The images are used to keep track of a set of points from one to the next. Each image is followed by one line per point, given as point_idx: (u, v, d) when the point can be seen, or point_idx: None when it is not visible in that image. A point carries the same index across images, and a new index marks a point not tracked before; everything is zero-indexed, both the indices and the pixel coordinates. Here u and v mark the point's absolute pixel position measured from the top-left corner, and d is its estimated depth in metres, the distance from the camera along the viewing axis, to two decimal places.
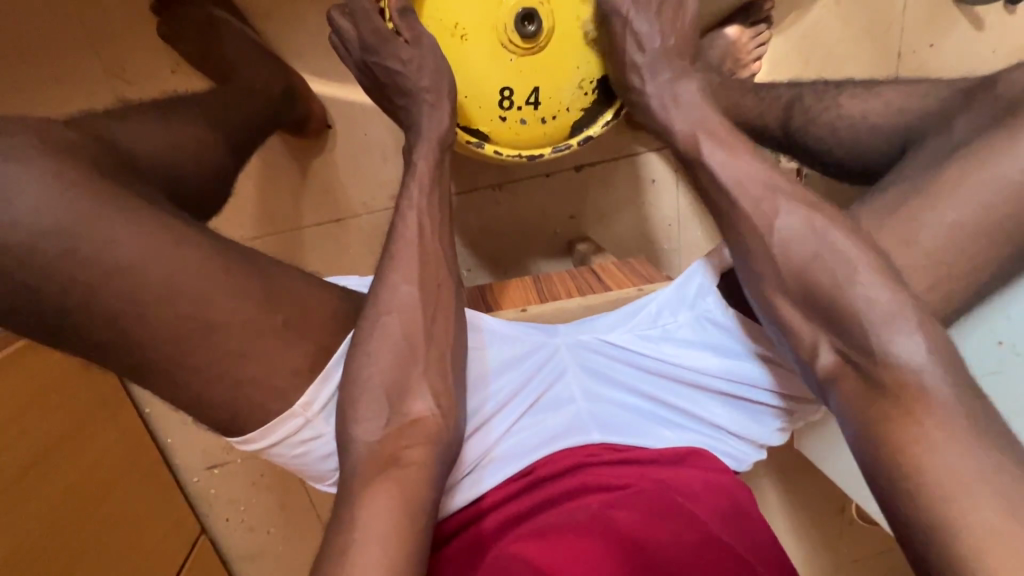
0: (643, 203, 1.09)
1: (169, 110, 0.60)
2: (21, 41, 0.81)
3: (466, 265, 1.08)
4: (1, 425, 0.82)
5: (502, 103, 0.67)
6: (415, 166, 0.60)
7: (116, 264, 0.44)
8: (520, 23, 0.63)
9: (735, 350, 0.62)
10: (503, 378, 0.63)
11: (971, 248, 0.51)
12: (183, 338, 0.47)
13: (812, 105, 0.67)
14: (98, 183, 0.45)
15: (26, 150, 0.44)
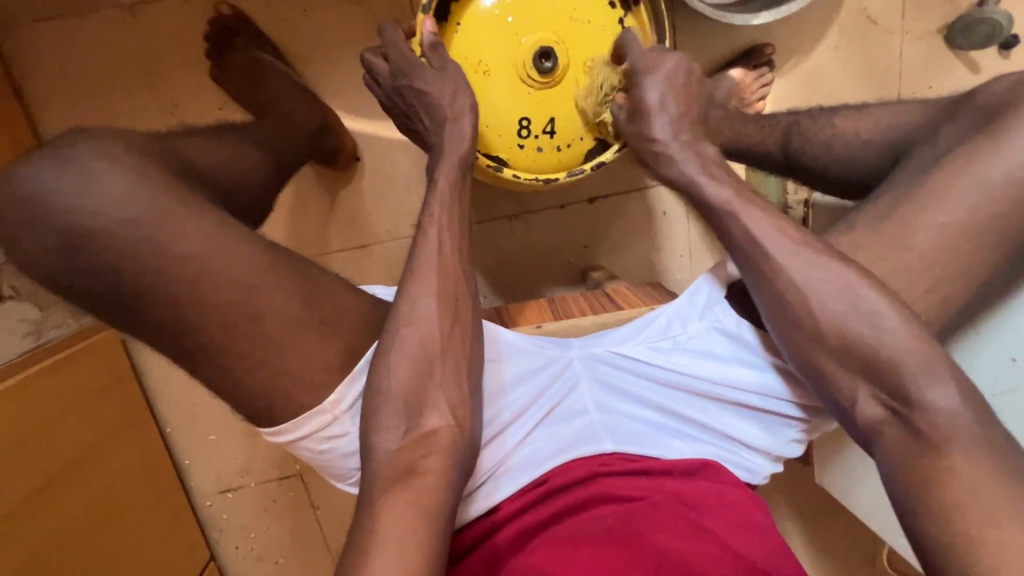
0: (655, 233, 1.13)
1: (219, 135, 0.66)
2: (89, 83, 0.92)
3: (483, 290, 1.12)
4: (39, 429, 0.85)
5: (521, 132, 0.73)
6: (437, 185, 0.63)
7: (171, 260, 0.49)
8: (537, 60, 0.69)
9: (742, 359, 0.63)
10: (518, 388, 0.65)
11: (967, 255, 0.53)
12: (226, 332, 0.51)
13: (810, 127, 0.70)
14: (159, 188, 0.50)
15: (99, 157, 0.49)
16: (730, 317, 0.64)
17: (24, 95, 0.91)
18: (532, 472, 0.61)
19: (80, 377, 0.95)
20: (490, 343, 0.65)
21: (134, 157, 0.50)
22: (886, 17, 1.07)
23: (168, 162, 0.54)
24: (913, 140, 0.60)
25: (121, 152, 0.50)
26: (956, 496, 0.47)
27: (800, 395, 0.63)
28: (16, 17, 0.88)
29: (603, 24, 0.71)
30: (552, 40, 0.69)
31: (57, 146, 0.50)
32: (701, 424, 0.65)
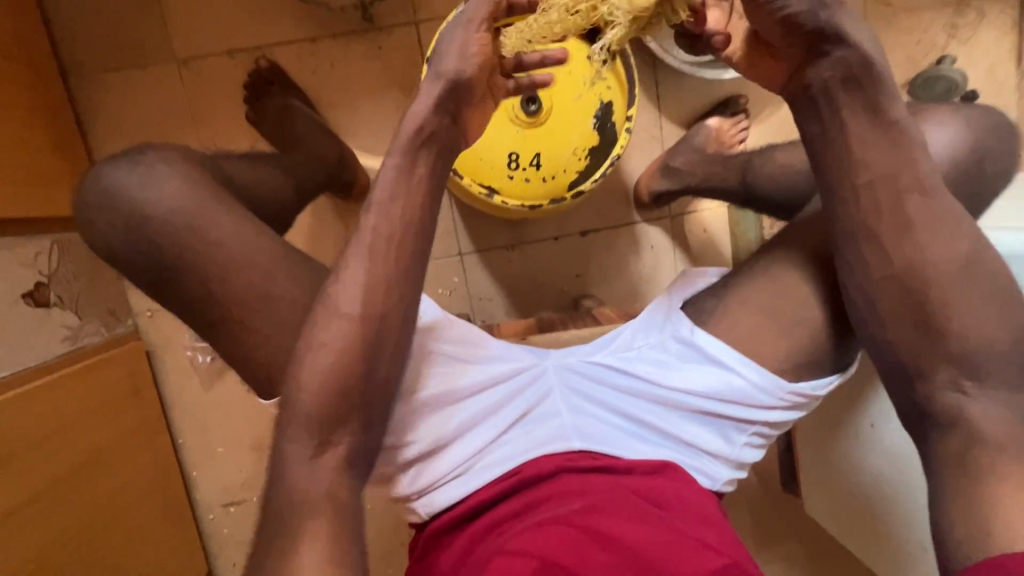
0: (643, 266, 1.21)
1: (257, 157, 0.78)
2: (142, 123, 1.06)
3: (482, 316, 1.20)
4: (64, 427, 0.92)
5: (510, 164, 0.83)
6: (380, 173, 0.61)
7: (206, 254, 0.59)
8: (524, 104, 0.80)
9: (700, 368, 0.71)
10: (480, 382, 0.70)
11: (901, 269, 0.59)
12: (246, 317, 0.60)
13: (758, 163, 0.88)
14: (197, 197, 0.60)
15: (152, 171, 0.60)
16: (684, 324, 0.72)
17: (88, 131, 1.06)
18: (488, 456, 0.69)
19: (104, 381, 1.03)
20: (467, 344, 0.72)
21: (181, 172, 0.61)
22: None
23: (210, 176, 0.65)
24: None
25: (172, 167, 0.61)
26: (995, 490, 0.54)
27: (751, 402, 0.70)
28: (87, 67, 1.04)
29: (584, 75, 0.80)
30: (537, 87, 0.80)
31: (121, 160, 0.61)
32: (661, 431, 0.71)
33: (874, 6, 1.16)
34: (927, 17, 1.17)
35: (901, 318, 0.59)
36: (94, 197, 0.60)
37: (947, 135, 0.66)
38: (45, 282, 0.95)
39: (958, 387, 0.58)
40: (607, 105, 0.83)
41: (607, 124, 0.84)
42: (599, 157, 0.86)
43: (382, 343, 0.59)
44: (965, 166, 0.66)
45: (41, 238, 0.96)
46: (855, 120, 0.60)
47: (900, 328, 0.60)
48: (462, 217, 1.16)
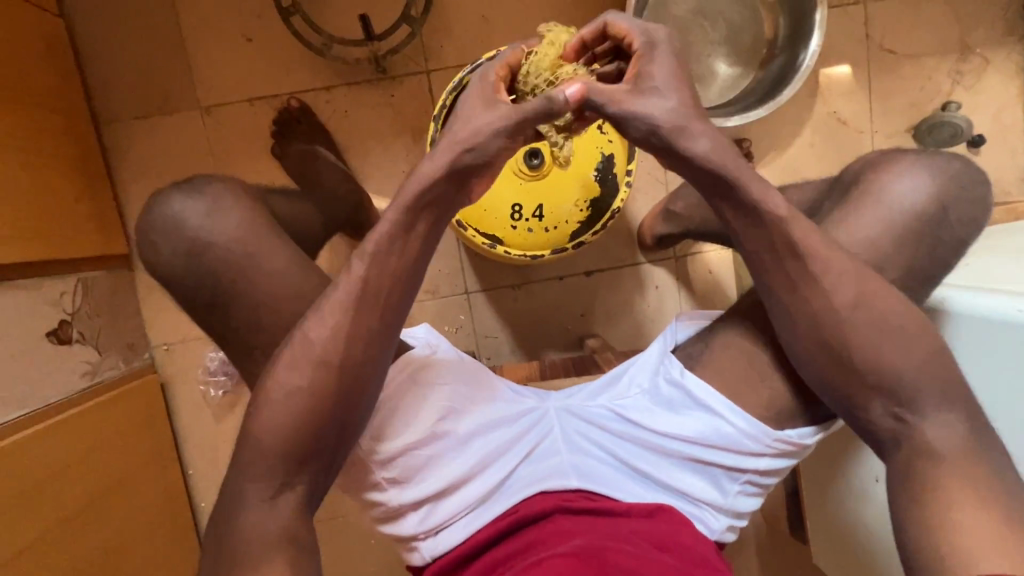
0: (648, 306, 1.22)
1: (286, 197, 0.83)
2: (167, 166, 1.11)
3: (487, 353, 1.22)
4: (82, 459, 0.95)
5: (513, 216, 0.86)
6: (377, 226, 0.62)
7: (223, 309, 0.63)
8: (527, 158, 0.84)
9: (693, 413, 0.71)
10: (465, 415, 0.72)
11: (889, 332, 0.60)
12: (259, 366, 0.64)
13: None
14: (251, 234, 0.63)
15: (220, 204, 0.64)
16: (674, 366, 0.73)
17: (115, 175, 1.12)
18: (470, 491, 0.70)
19: (120, 415, 1.05)
20: (468, 385, 0.73)
21: (235, 214, 0.64)
22: (857, 120, 1.19)
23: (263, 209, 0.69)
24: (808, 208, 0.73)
25: (238, 200, 0.65)
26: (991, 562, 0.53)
27: (748, 451, 0.70)
28: (118, 115, 1.10)
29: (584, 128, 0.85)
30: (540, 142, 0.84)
31: (187, 190, 0.65)
32: (654, 476, 0.72)
33: (877, 52, 1.17)
34: (931, 62, 1.18)
35: (895, 378, 0.60)
36: (161, 224, 0.63)
37: (913, 186, 0.63)
38: (68, 319, 0.99)
39: (895, 414, 0.60)
40: (608, 158, 0.86)
41: (609, 177, 0.86)
42: (601, 208, 0.88)
43: (343, 400, 0.61)
44: (942, 224, 0.63)
45: (68, 277, 1.01)
46: (735, 218, 0.62)
47: (829, 369, 0.62)
48: (468, 257, 1.19)
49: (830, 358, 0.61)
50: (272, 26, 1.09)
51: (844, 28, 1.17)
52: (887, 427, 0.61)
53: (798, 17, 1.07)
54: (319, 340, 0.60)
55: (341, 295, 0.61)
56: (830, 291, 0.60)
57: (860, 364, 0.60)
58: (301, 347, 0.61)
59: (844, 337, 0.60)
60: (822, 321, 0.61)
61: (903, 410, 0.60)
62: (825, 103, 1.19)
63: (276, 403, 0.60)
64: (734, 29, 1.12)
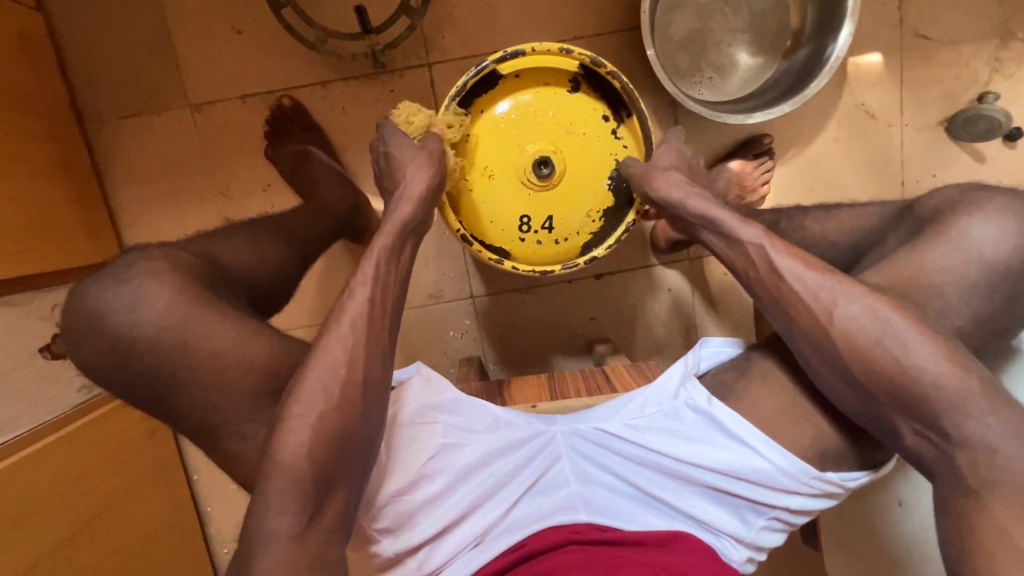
0: (662, 309, 1.17)
1: (261, 228, 0.83)
2: (158, 170, 1.07)
3: (492, 359, 1.19)
4: (87, 473, 0.94)
5: (521, 228, 0.84)
6: (372, 248, 0.66)
7: (214, 341, 0.62)
8: (536, 167, 0.81)
9: (711, 440, 0.68)
10: (464, 448, 0.69)
11: (940, 362, 0.56)
12: (254, 400, 0.64)
13: (785, 227, 0.82)
14: (189, 303, 0.63)
15: (140, 289, 0.63)
16: (700, 393, 0.70)
17: (105, 179, 1.07)
18: (472, 525, 0.68)
19: (120, 427, 1.04)
20: (469, 413, 0.72)
21: (172, 285, 0.64)
22: (886, 113, 1.12)
23: (201, 276, 0.68)
24: (874, 243, 0.72)
25: (158, 281, 0.64)
26: None
27: (772, 482, 0.66)
28: (104, 116, 1.05)
29: (597, 135, 0.83)
30: (550, 149, 0.81)
31: (118, 272, 0.65)
32: (670, 505, 0.69)
33: (911, 39, 1.09)
34: (969, 49, 1.10)
35: (942, 409, 0.56)
36: (104, 294, 0.62)
37: (996, 234, 0.60)
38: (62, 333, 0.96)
39: (929, 439, 0.57)
40: (622, 165, 0.84)
41: (622, 185, 0.84)
42: (613, 219, 0.85)
43: (343, 437, 0.58)
44: (984, 264, 0.60)
45: (59, 289, 0.98)
46: (720, 246, 0.69)
47: (842, 389, 0.61)
48: (473, 261, 1.14)
49: (851, 388, 0.60)
50: (262, 19, 1.02)
51: (876, 13, 1.09)
52: (948, 477, 0.56)
53: (828, 3, 0.99)
54: (335, 369, 0.60)
55: (347, 324, 0.62)
56: (837, 313, 0.59)
57: (900, 392, 0.57)
58: (319, 381, 0.59)
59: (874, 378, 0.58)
60: (840, 346, 0.59)
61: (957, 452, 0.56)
62: (852, 95, 1.11)
63: (287, 444, 0.57)
64: (757, 18, 1.04)
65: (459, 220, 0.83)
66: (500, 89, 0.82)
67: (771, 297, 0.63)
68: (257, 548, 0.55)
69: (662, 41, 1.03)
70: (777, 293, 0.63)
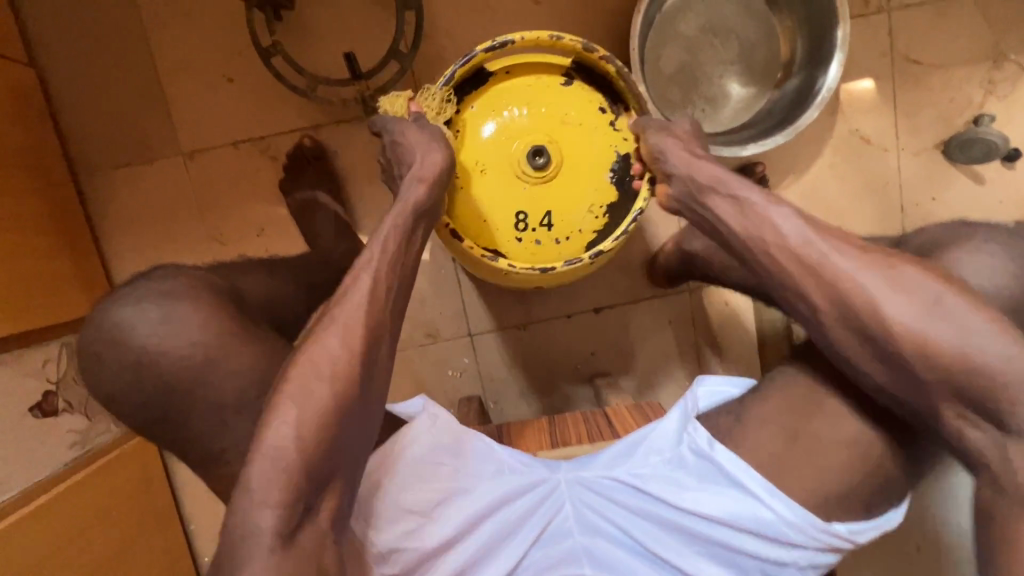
0: (663, 340, 1.15)
1: (267, 267, 0.82)
2: (152, 218, 1.06)
3: (493, 397, 1.16)
4: (77, 532, 0.90)
5: (518, 226, 0.83)
6: (380, 228, 0.67)
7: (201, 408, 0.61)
8: (530, 158, 0.80)
9: (716, 491, 0.66)
10: (469, 498, 0.67)
11: (999, 342, 0.53)
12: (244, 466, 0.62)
13: None
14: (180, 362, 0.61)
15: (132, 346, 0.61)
16: (701, 436, 0.67)
17: (97, 230, 1.06)
18: None
19: (116, 480, 1.01)
20: (471, 458, 0.69)
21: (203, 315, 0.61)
22: (881, 137, 1.11)
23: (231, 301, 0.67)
24: None
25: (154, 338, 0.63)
26: None
27: (779, 536, 0.64)
28: (97, 165, 1.05)
29: (595, 127, 0.82)
30: (544, 141, 0.80)
31: (100, 331, 0.61)
32: (672, 562, 0.67)
33: (902, 64, 1.09)
34: (962, 71, 1.09)
35: (974, 379, 0.54)
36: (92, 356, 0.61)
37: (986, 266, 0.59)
38: (54, 389, 0.95)
39: (971, 421, 0.56)
40: (623, 157, 0.83)
41: (625, 179, 0.83)
42: (617, 216, 0.84)
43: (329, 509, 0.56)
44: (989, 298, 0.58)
45: (50, 343, 0.96)
46: (727, 214, 0.68)
47: (869, 364, 0.59)
48: (470, 300, 1.13)
49: (884, 365, 0.58)
50: (253, 66, 1.02)
51: (865, 40, 1.09)
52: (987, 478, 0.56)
53: (817, 35, 0.99)
54: (317, 438, 0.56)
55: (340, 315, 0.61)
56: (876, 292, 0.57)
57: (932, 358, 0.55)
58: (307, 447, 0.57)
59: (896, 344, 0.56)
60: (888, 335, 0.57)
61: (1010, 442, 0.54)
62: (847, 121, 1.11)
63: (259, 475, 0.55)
64: (749, 48, 1.04)
65: (451, 216, 0.83)
66: (490, 83, 0.82)
67: (811, 278, 0.60)
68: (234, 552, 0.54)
69: (654, 72, 1.03)
70: (796, 254, 0.61)
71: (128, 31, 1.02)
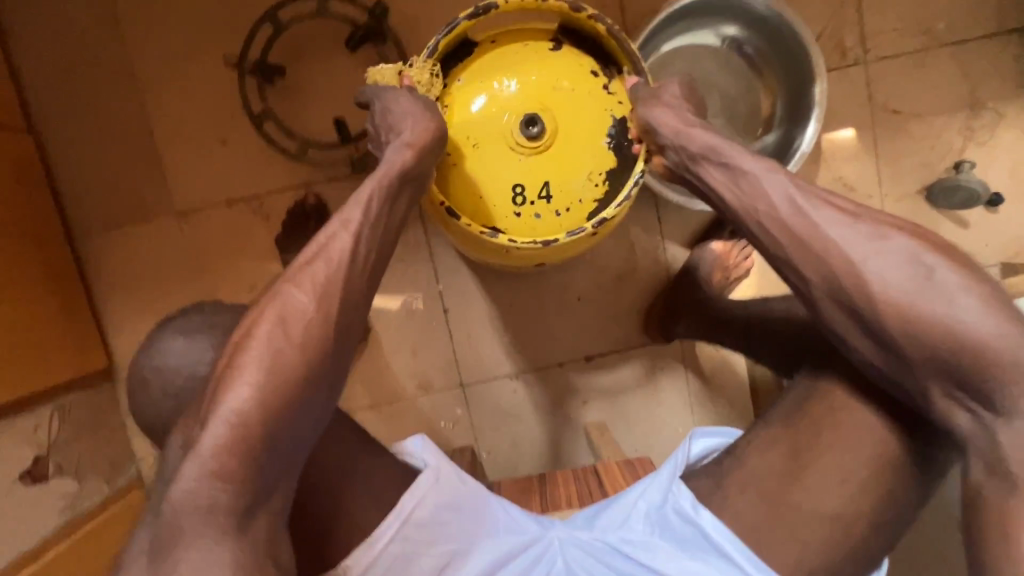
0: (654, 388, 1.16)
1: None
2: (146, 277, 1.08)
3: (487, 447, 1.16)
4: None
5: (516, 200, 0.84)
6: (358, 193, 0.68)
7: None
8: (524, 127, 0.81)
9: (701, 556, 0.66)
10: (469, 562, 0.68)
11: (983, 317, 0.53)
12: None
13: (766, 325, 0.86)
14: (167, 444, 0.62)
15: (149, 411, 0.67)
16: (685, 497, 0.68)
17: (93, 290, 1.08)
18: None
19: (107, 544, 0.99)
20: (470, 520, 0.69)
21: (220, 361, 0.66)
22: (864, 185, 1.13)
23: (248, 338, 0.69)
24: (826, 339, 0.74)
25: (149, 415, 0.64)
26: None
27: None
28: (92, 227, 1.07)
29: (588, 92, 0.83)
30: (539, 109, 0.82)
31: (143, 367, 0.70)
32: None
33: (881, 113, 1.11)
34: (940, 120, 1.11)
35: (964, 353, 0.53)
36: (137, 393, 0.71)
37: None
38: (44, 454, 0.95)
39: (960, 402, 0.54)
40: (620, 121, 0.84)
41: (623, 143, 0.85)
42: (616, 180, 0.85)
43: None
44: None
45: (43, 408, 0.97)
46: (720, 182, 0.69)
47: (858, 340, 0.58)
48: (461, 352, 1.14)
49: (871, 342, 0.57)
50: (246, 128, 1.05)
51: (844, 91, 1.11)
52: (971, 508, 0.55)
53: (795, 97, 1.02)
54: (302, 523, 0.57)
55: (314, 270, 0.62)
56: (856, 253, 0.57)
57: (916, 332, 0.54)
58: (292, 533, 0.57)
59: (883, 315, 0.56)
60: (870, 306, 0.56)
61: (1000, 426, 0.53)
62: (829, 170, 1.13)
63: (221, 493, 0.53)
64: (730, 101, 1.06)
65: (443, 194, 0.84)
66: (480, 55, 0.84)
67: (801, 243, 0.60)
68: (177, 529, 0.53)
69: None
70: (788, 220, 0.61)
71: (125, 96, 1.04)
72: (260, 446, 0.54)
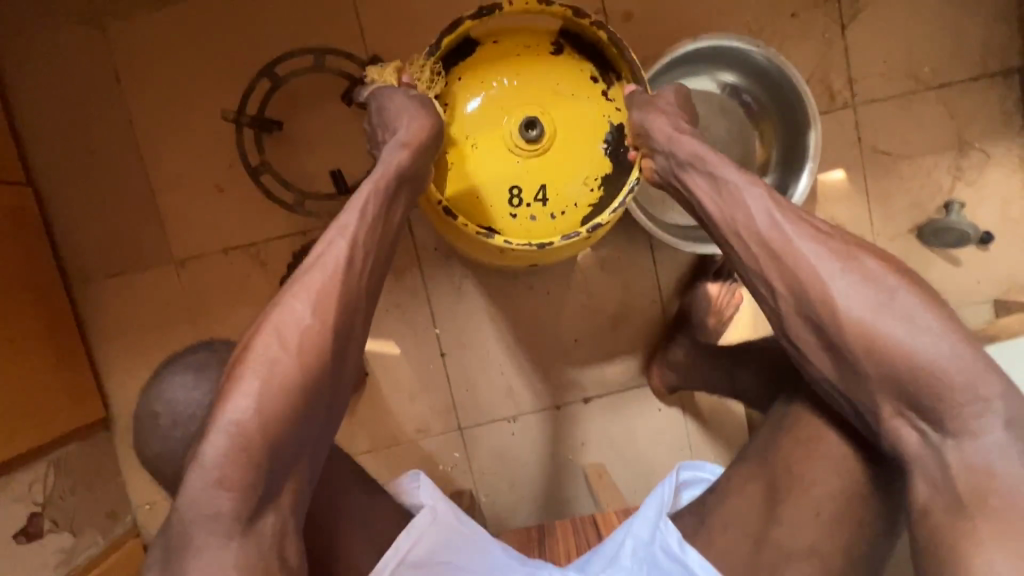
0: (652, 429, 1.16)
1: None
2: (142, 324, 1.08)
3: (485, 490, 1.16)
4: None
5: (513, 201, 0.85)
6: (356, 195, 0.70)
7: None
8: (523, 130, 0.82)
9: None
10: None
11: (942, 344, 0.54)
12: None
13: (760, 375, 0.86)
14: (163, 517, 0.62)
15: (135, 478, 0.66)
16: (672, 536, 0.69)
17: (91, 339, 1.08)
18: None
19: None
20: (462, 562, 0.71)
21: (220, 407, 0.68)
22: (855, 225, 1.14)
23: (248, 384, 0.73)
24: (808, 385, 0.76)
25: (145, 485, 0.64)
26: None
27: None
28: (89, 275, 1.07)
29: (586, 97, 0.85)
30: (537, 112, 0.83)
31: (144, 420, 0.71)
32: None
33: (870, 154, 1.13)
34: (928, 160, 1.13)
35: (917, 373, 0.54)
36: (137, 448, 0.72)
37: None
38: (39, 509, 0.95)
39: (910, 422, 0.55)
40: (617, 127, 0.86)
41: (619, 149, 0.86)
42: (613, 184, 0.87)
43: None
44: None
45: (39, 462, 0.96)
46: (704, 191, 0.71)
47: (816, 354, 0.60)
48: (458, 395, 1.14)
49: (828, 355, 0.59)
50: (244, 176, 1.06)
51: (834, 133, 1.13)
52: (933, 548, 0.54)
53: (792, 142, 1.03)
54: None
55: (315, 274, 0.63)
56: (819, 269, 0.59)
57: (876, 350, 0.56)
58: None
59: (841, 326, 0.57)
60: (829, 322, 0.58)
61: (948, 447, 0.54)
62: (821, 210, 1.14)
63: (215, 515, 0.56)
64: (723, 144, 1.03)
65: (438, 191, 0.85)
66: (478, 55, 0.85)
67: (773, 250, 0.62)
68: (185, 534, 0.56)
69: None
70: (762, 232, 0.63)
71: (123, 146, 1.06)
72: (253, 475, 0.56)
